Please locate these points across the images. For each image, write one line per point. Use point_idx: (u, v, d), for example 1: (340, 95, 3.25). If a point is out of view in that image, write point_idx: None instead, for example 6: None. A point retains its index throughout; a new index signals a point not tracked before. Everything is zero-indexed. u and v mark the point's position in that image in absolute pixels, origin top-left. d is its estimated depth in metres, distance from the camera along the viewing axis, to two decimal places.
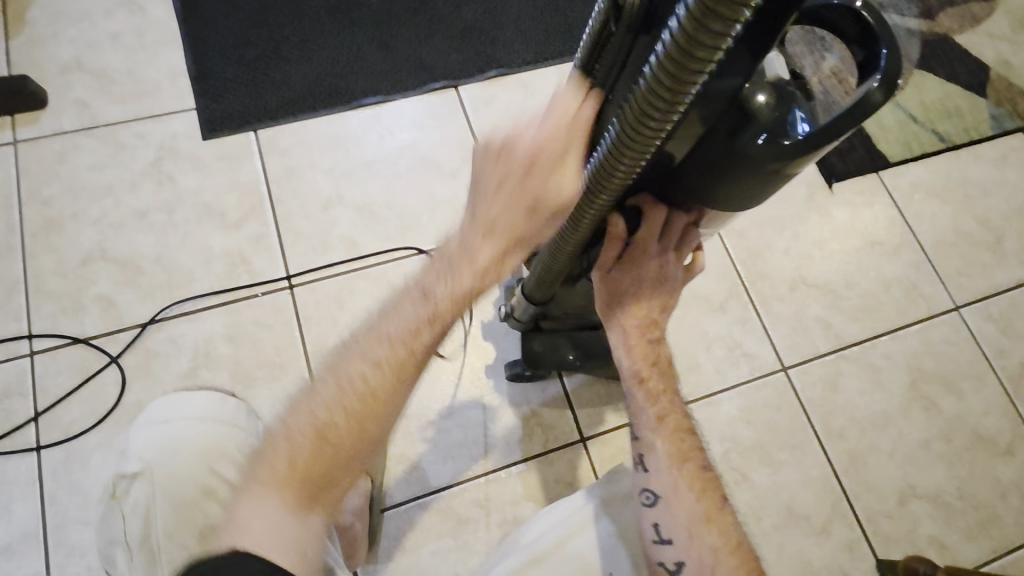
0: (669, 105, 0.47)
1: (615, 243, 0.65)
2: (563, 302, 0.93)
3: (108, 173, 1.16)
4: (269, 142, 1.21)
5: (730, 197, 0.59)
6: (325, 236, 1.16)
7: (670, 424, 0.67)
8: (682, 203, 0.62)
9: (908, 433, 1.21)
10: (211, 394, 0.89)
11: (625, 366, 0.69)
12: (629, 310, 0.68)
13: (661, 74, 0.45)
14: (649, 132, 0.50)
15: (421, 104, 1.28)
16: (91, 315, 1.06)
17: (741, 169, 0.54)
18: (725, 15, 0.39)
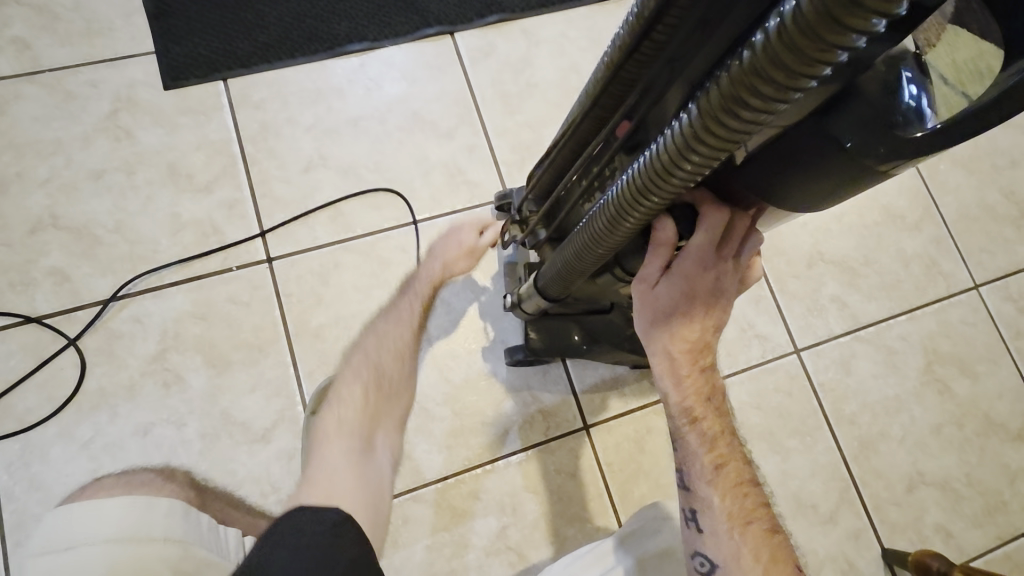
0: (758, 108, 0.39)
1: (662, 250, 0.59)
2: (580, 292, 0.84)
3: (55, 127, 1.02)
4: (241, 94, 1.07)
5: (805, 198, 0.50)
6: (306, 203, 1.05)
7: (729, 475, 0.64)
8: (743, 199, 0.55)
9: (919, 418, 1.17)
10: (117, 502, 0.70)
11: (675, 407, 0.64)
12: (678, 337, 0.63)
13: (760, 72, 0.37)
14: (728, 133, 0.42)
15: (413, 53, 1.14)
16: (44, 291, 0.95)
17: (826, 172, 0.46)
18: (860, 17, 0.31)
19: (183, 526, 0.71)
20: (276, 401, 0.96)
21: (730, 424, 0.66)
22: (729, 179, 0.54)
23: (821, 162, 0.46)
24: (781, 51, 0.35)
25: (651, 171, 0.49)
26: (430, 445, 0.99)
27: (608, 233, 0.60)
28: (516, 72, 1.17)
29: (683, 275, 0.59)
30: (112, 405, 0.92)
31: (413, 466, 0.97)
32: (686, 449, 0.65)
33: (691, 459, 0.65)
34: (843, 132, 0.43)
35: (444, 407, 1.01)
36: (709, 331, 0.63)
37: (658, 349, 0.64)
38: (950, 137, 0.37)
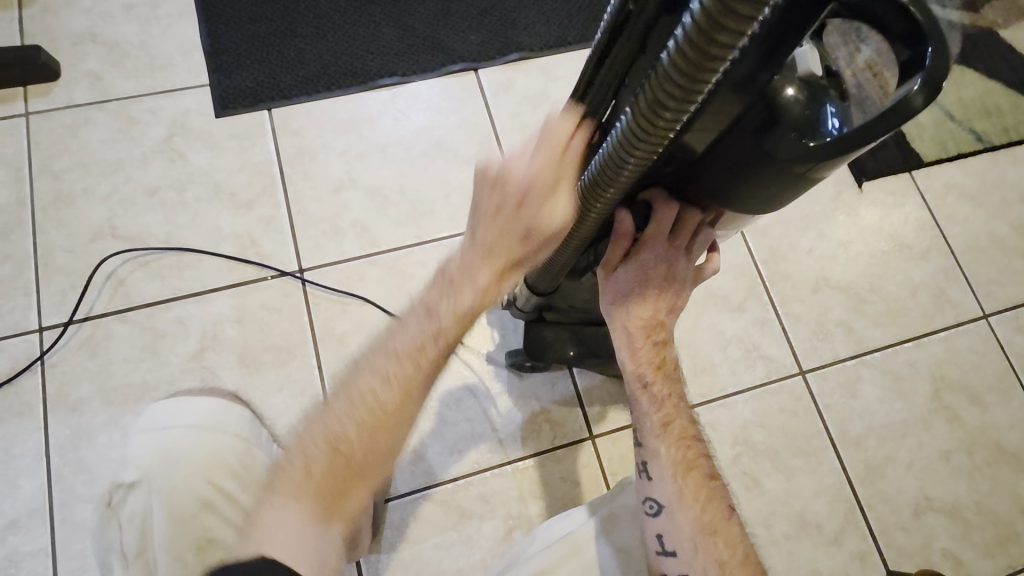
0: (683, 95, 0.43)
1: (623, 241, 0.61)
2: (569, 295, 0.87)
3: (119, 148, 1.14)
4: (283, 122, 1.19)
5: (753, 199, 0.55)
6: (337, 220, 1.14)
7: (675, 430, 0.66)
8: (698, 200, 0.59)
9: (927, 444, 1.18)
10: (208, 400, 0.80)
11: (629, 369, 0.67)
12: (635, 309, 0.65)
13: (679, 60, 0.41)
14: (663, 124, 0.46)
15: (438, 87, 1.24)
16: (100, 293, 1.05)
17: (766, 170, 0.50)
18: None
19: (250, 429, 0.81)
20: (301, 400, 1.03)
21: (680, 389, 0.68)
22: (685, 184, 0.58)
23: (760, 164, 0.50)
24: (696, 38, 0.39)
25: (606, 160, 0.53)
26: (442, 448, 1.04)
27: (576, 225, 0.63)
28: (533, 105, 1.26)
29: (639, 264, 0.63)
30: (153, 399, 1.00)
31: (425, 468, 1.02)
32: (637, 408, 0.67)
33: (641, 416, 0.67)
34: (774, 137, 0.48)
35: (456, 413, 1.06)
36: (663, 310, 0.66)
37: (617, 322, 0.66)
38: (859, 141, 0.44)
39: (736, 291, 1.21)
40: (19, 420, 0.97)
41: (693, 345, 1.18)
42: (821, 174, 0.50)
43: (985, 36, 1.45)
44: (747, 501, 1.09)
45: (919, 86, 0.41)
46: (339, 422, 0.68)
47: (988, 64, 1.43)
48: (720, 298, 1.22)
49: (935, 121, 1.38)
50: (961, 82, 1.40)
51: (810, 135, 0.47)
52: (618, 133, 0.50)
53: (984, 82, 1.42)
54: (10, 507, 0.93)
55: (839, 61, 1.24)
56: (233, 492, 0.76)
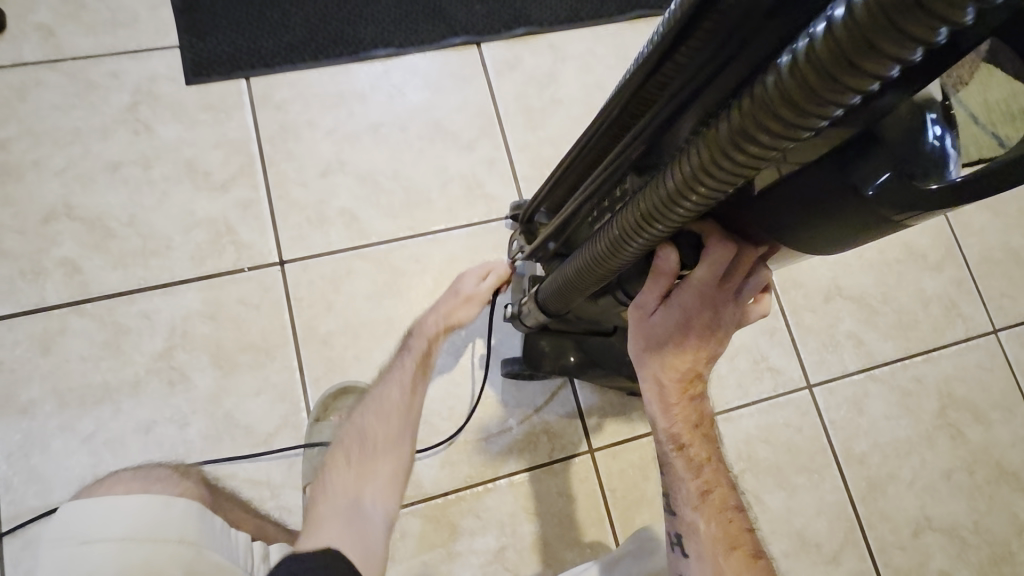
0: (775, 134, 0.35)
1: (662, 279, 0.55)
2: (580, 311, 0.79)
3: (76, 116, 1.01)
4: (263, 93, 1.06)
5: (820, 241, 0.47)
6: (322, 207, 1.04)
7: (714, 500, 0.62)
8: (757, 237, 0.51)
9: (930, 462, 1.15)
10: (136, 499, 0.65)
11: (662, 432, 0.62)
12: (668, 363, 0.60)
13: (786, 93, 0.33)
14: (740, 163, 0.38)
15: (438, 61, 1.13)
16: (54, 282, 0.94)
17: (842, 211, 0.43)
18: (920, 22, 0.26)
19: (197, 527, 0.66)
20: (281, 405, 0.95)
21: (718, 450, 0.63)
22: (742, 213, 0.50)
23: (842, 203, 0.42)
24: (817, 66, 0.31)
25: (660, 194, 0.45)
26: (433, 460, 0.97)
27: (609, 256, 0.55)
28: (540, 87, 1.15)
29: (682, 307, 0.56)
30: (114, 401, 0.91)
31: (414, 481, 0.96)
32: (672, 475, 0.63)
33: (677, 485, 0.62)
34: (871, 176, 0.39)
35: (449, 422, 0.99)
36: (702, 362, 0.60)
37: (649, 376, 0.61)
38: (985, 192, 0.34)
39: None
40: None
41: None
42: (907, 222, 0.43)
43: None
44: None
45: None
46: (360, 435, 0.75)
47: None
48: None
49: None
50: None
51: (916, 179, 0.38)
52: (681, 166, 0.42)
53: None
54: None
55: None
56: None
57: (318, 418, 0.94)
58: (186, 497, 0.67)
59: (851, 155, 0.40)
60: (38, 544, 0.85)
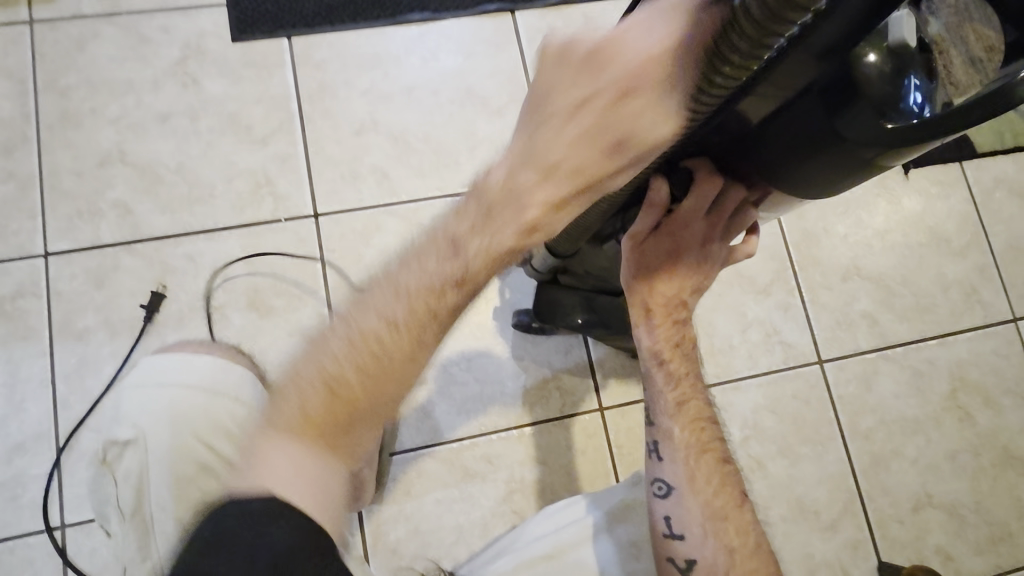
0: None
1: (653, 212, 0.55)
2: (585, 261, 0.80)
3: (130, 68, 1.07)
4: (304, 53, 1.11)
5: (805, 184, 0.48)
6: (356, 164, 1.09)
7: (690, 411, 0.64)
8: (746, 176, 0.52)
9: (936, 442, 1.16)
10: (206, 358, 0.82)
11: (645, 347, 0.64)
12: (656, 283, 0.61)
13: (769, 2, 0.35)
14: None
15: (472, 28, 1.16)
16: (107, 222, 1.01)
17: (829, 152, 0.44)
18: None
19: (250, 392, 0.81)
20: None
21: (696, 369, 0.66)
22: (733, 155, 0.51)
23: (824, 145, 0.44)
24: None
25: (656, 123, 0.47)
26: (450, 407, 1.03)
27: (608, 191, 0.57)
28: None
29: (670, 236, 0.57)
30: (160, 334, 0.99)
31: (431, 426, 1.02)
32: (652, 387, 0.65)
33: (655, 395, 0.65)
34: (848, 116, 0.41)
35: (466, 373, 1.05)
36: (686, 290, 0.62)
37: (636, 299, 0.62)
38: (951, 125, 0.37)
39: (763, 273, 1.17)
40: (23, 343, 0.96)
41: (713, 326, 1.15)
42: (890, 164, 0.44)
43: None
44: (748, 485, 1.09)
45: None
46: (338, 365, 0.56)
47: None
48: (746, 278, 1.18)
49: None
50: None
51: (884, 117, 0.40)
52: (676, 93, 0.44)
53: None
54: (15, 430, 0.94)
55: None
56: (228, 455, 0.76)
57: None
58: (243, 366, 0.83)
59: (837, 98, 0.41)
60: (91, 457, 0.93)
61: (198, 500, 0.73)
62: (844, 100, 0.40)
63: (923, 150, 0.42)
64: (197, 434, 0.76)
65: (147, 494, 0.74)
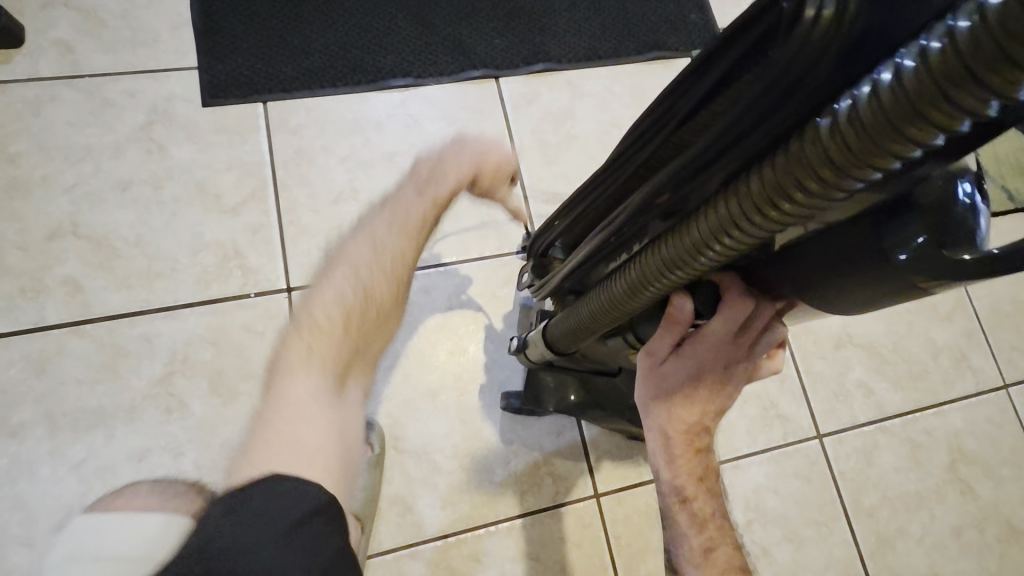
0: (816, 190, 0.34)
1: (677, 329, 0.51)
2: (588, 352, 0.74)
3: (88, 133, 1.00)
4: (279, 118, 1.06)
5: (848, 301, 0.43)
6: (333, 234, 1.02)
7: (718, 560, 0.57)
8: (772, 288, 0.47)
9: (940, 518, 1.12)
10: (156, 517, 0.53)
11: (666, 484, 0.58)
12: (678, 414, 0.56)
13: (839, 142, 0.31)
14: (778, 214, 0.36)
15: (456, 94, 1.13)
16: (54, 301, 0.91)
17: (878, 276, 0.39)
18: (988, 85, 0.26)
19: None
20: None
21: (721, 505, 0.60)
22: (763, 267, 0.46)
23: (871, 267, 0.39)
24: (883, 112, 0.29)
25: (685, 241, 0.42)
26: (434, 500, 0.94)
27: (623, 299, 0.52)
28: (557, 124, 1.16)
29: (693, 358, 0.53)
30: (108, 427, 0.88)
31: (414, 521, 0.93)
32: (675, 529, 0.58)
33: (679, 541, 0.58)
34: (905, 242, 0.36)
35: (452, 460, 0.96)
36: (709, 417, 0.57)
37: (654, 426, 0.57)
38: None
39: None
40: None
41: None
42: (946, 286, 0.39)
43: None
44: None
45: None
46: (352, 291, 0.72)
47: None
48: None
49: None
50: None
51: (947, 246, 0.35)
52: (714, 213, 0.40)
53: None
54: None
55: None
56: None
57: None
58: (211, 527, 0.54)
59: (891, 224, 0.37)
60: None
61: None
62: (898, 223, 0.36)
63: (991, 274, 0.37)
64: None
65: None
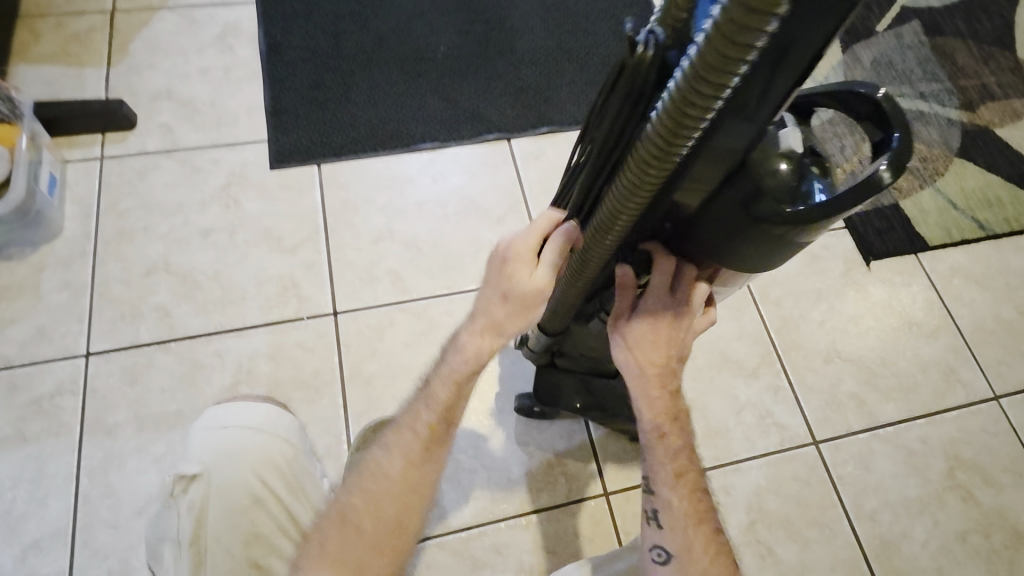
0: (664, 160, 0.52)
1: (628, 291, 0.67)
2: (576, 341, 0.91)
3: (181, 192, 1.24)
4: (331, 177, 1.29)
5: (744, 259, 0.59)
6: (373, 268, 1.22)
7: (687, 482, 0.70)
8: (693, 255, 0.64)
9: (943, 522, 1.17)
10: (264, 404, 0.82)
11: (645, 421, 0.70)
12: (654, 360, 0.69)
13: (661, 126, 0.50)
14: (651, 182, 0.55)
15: (475, 153, 1.36)
16: (147, 324, 1.11)
17: (752, 233, 0.56)
18: (714, 80, 0.44)
19: (299, 437, 0.83)
20: (326, 436, 1.07)
21: (691, 440, 0.72)
22: (686, 238, 0.63)
23: (745, 227, 0.56)
24: (677, 99, 0.47)
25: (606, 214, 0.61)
26: (458, 494, 1.06)
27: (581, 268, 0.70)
28: (561, 174, 1.37)
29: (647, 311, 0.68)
30: (184, 427, 1.04)
31: (440, 514, 1.04)
32: (653, 457, 0.71)
33: (656, 466, 0.70)
34: (761, 206, 0.53)
35: (474, 459, 1.09)
36: (675, 360, 0.70)
37: (634, 372, 0.70)
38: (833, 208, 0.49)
39: (749, 357, 1.25)
40: (56, 439, 1.02)
41: (707, 409, 1.21)
42: (807, 237, 0.55)
43: (982, 134, 1.57)
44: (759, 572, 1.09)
45: (886, 167, 0.48)
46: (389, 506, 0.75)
47: (986, 159, 1.54)
48: (734, 363, 1.26)
49: (938, 209, 1.46)
50: (961, 173, 1.49)
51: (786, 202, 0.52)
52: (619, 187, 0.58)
53: (984, 175, 1.51)
54: (35, 527, 0.96)
55: (845, 150, 1.41)
56: (280, 489, 0.77)
57: (357, 448, 1.05)
58: (293, 414, 0.84)
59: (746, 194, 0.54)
60: (106, 553, 0.95)
61: (251, 530, 0.74)
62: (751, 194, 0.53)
63: (830, 224, 0.53)
64: (257, 471, 0.76)
65: (207, 525, 0.74)
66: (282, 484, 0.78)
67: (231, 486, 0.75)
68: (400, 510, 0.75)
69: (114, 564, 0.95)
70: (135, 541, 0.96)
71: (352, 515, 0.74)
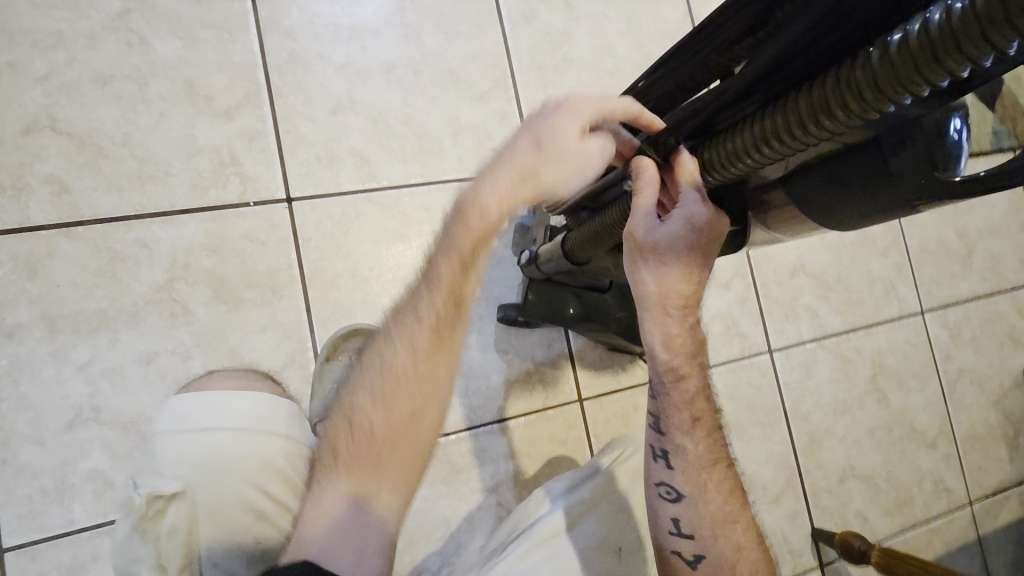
0: (850, 112, 0.43)
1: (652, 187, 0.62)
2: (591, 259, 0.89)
3: (57, 16, 0.91)
4: (271, 16, 1.00)
5: (845, 214, 0.55)
6: (332, 146, 1.01)
7: (702, 423, 0.75)
8: (797, 199, 0.57)
9: (859, 420, 1.33)
10: (248, 394, 0.74)
11: (663, 365, 0.74)
12: (672, 307, 0.71)
13: (873, 71, 0.40)
14: (816, 131, 0.46)
15: (455, 5, 1.11)
16: (38, 200, 0.87)
17: (879, 191, 0.50)
18: (987, 42, 0.35)
19: (297, 428, 0.77)
20: (287, 343, 0.95)
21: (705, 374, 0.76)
22: (793, 178, 0.57)
23: (880, 181, 0.49)
24: (921, 43, 0.37)
25: (735, 146, 0.53)
26: None
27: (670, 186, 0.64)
28: (554, 45, 1.17)
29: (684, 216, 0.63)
30: (111, 331, 0.88)
31: None
32: (668, 401, 0.75)
33: (671, 409, 0.75)
34: (901, 160, 0.47)
35: None
36: (691, 295, 0.71)
37: (651, 313, 0.71)
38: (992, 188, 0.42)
39: (724, 268, 1.25)
40: None
41: None
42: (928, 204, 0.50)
43: None
44: None
45: None
46: (384, 409, 0.69)
47: None
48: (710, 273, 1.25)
49: None
50: None
51: (939, 169, 0.44)
52: (783, 116, 0.47)
53: None
54: None
55: None
56: (286, 498, 0.73)
57: (328, 358, 0.96)
58: (288, 400, 0.77)
59: (891, 145, 0.47)
60: (33, 471, 0.83)
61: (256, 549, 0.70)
62: (901, 142, 0.46)
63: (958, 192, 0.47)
64: (255, 482, 0.71)
65: (198, 548, 0.67)
66: (285, 489, 0.73)
67: (223, 501, 0.69)
68: (415, 401, 0.71)
69: (46, 482, 0.83)
70: (70, 456, 0.84)
71: (361, 417, 0.69)
